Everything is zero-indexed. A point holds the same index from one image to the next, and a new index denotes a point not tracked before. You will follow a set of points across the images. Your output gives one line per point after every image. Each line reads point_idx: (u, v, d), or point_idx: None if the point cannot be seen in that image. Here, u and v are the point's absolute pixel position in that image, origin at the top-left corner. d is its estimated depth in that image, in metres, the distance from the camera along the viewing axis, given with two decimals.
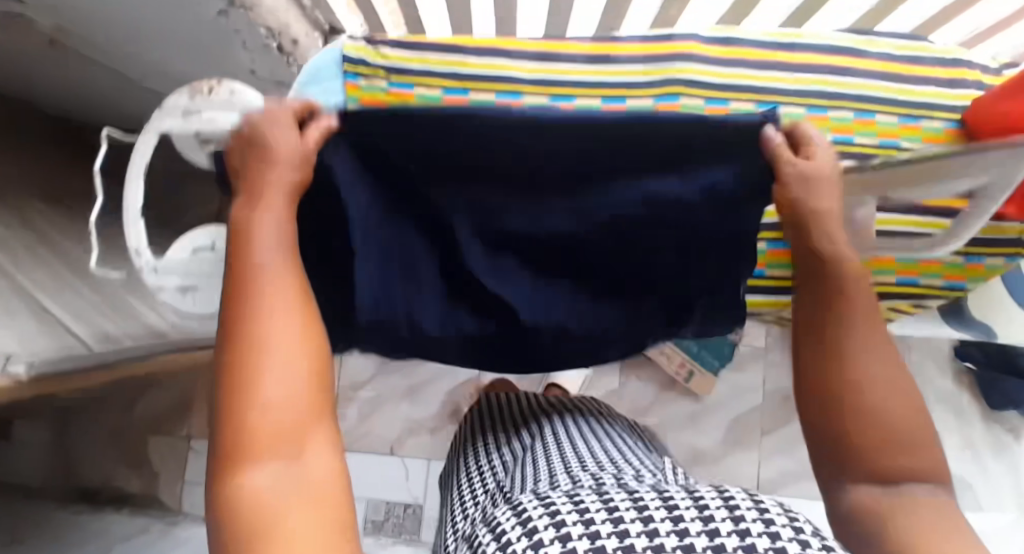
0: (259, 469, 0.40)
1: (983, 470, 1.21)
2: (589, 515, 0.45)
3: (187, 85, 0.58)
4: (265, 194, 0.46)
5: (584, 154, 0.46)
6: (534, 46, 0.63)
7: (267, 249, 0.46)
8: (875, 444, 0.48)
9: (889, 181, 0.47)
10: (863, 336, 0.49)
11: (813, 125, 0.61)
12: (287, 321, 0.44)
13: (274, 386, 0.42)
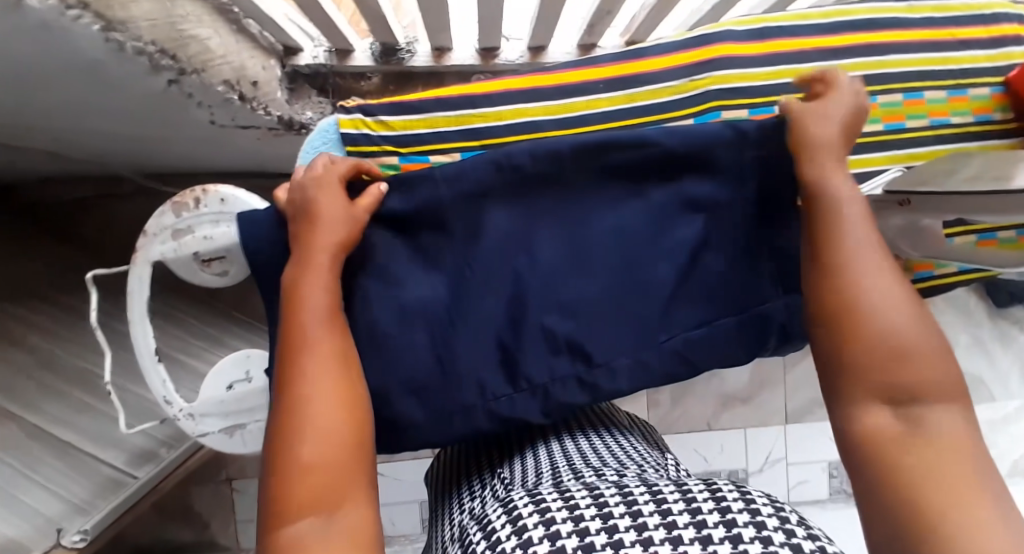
0: (297, 521, 0.36)
1: (987, 363, 1.29)
2: (590, 537, 0.36)
3: (170, 200, 0.50)
4: (312, 247, 0.46)
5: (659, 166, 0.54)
6: (518, 81, 0.55)
7: (314, 307, 0.43)
8: (903, 371, 0.38)
9: (975, 204, 0.46)
10: (863, 255, 0.41)
11: (864, 115, 0.57)
12: (320, 365, 0.41)
13: (308, 438, 0.38)
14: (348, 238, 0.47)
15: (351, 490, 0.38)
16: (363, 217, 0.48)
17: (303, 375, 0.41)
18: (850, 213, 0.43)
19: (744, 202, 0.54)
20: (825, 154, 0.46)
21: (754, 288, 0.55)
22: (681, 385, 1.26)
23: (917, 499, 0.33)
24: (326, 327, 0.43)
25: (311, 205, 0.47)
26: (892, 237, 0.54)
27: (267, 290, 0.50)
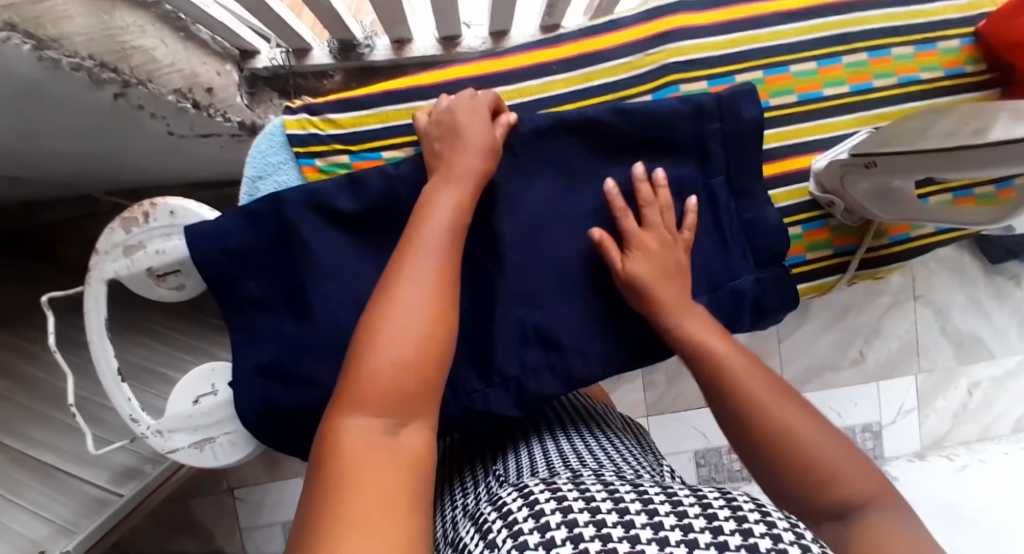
0: (360, 412, 0.33)
1: (983, 320, 1.27)
2: (606, 529, 0.35)
3: (119, 216, 0.49)
4: (451, 164, 0.45)
5: (618, 146, 0.53)
6: (469, 68, 0.53)
7: (442, 218, 0.41)
8: (822, 472, 0.40)
9: (940, 162, 0.44)
10: (744, 369, 0.44)
11: (828, 79, 0.55)
12: (427, 268, 0.38)
13: (395, 338, 0.35)
14: (486, 167, 0.45)
15: (422, 406, 0.35)
16: (495, 151, 0.46)
17: (406, 278, 0.38)
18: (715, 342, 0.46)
19: (711, 177, 0.53)
20: (663, 289, 0.48)
21: (725, 262, 0.53)
22: (676, 364, 1.25)
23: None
24: (446, 237, 0.40)
25: (456, 121, 0.47)
26: (863, 199, 0.52)
27: (224, 301, 0.49)
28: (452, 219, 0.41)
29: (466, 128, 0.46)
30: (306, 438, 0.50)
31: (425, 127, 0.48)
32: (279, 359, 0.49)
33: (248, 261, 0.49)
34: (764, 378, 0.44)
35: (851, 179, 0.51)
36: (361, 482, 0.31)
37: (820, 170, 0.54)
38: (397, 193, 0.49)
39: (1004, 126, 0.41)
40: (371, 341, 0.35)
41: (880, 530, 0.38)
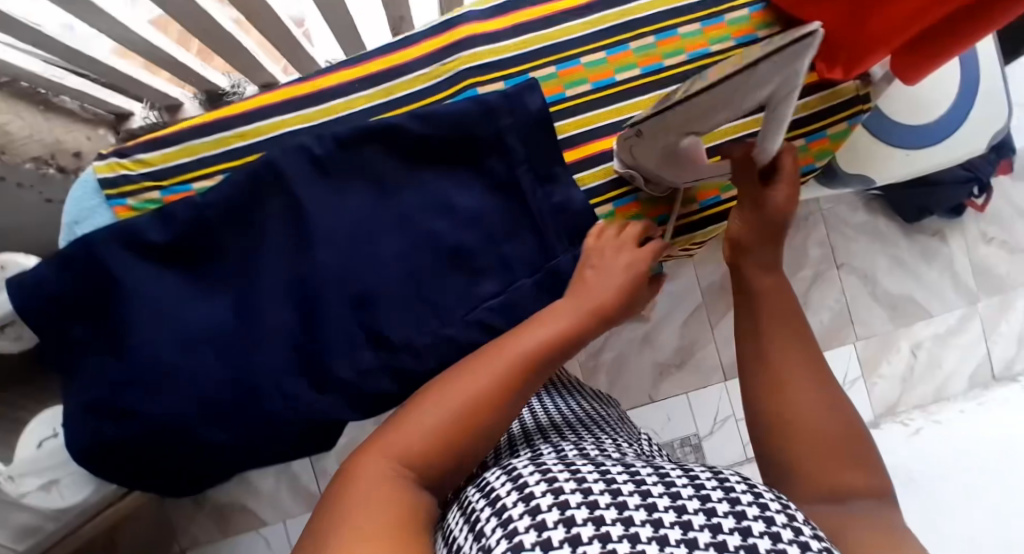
0: (383, 458, 0.40)
1: (913, 278, 1.28)
2: (603, 514, 0.36)
3: None
4: (590, 289, 0.50)
5: (422, 151, 0.56)
6: (272, 98, 0.57)
7: (531, 333, 0.47)
8: (820, 448, 0.45)
9: (692, 113, 0.47)
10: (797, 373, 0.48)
11: (618, 65, 0.58)
12: (490, 371, 0.45)
13: (450, 415, 0.42)
14: (618, 300, 0.50)
15: (435, 468, 0.41)
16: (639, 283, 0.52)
17: (472, 371, 0.45)
18: (762, 281, 0.53)
19: (514, 167, 0.56)
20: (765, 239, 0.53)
21: (541, 247, 0.56)
22: (613, 365, 1.26)
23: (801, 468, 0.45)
24: (533, 350, 0.46)
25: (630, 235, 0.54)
26: (656, 167, 0.54)
27: (53, 345, 0.52)
28: (559, 341, 0.47)
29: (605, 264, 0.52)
30: (152, 463, 0.53)
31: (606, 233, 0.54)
32: (107, 393, 0.51)
33: (69, 304, 0.52)
34: (784, 324, 0.50)
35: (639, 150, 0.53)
36: (360, 507, 0.36)
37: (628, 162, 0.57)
38: (207, 220, 0.53)
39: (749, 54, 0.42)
40: (413, 416, 0.42)
41: (863, 521, 0.41)
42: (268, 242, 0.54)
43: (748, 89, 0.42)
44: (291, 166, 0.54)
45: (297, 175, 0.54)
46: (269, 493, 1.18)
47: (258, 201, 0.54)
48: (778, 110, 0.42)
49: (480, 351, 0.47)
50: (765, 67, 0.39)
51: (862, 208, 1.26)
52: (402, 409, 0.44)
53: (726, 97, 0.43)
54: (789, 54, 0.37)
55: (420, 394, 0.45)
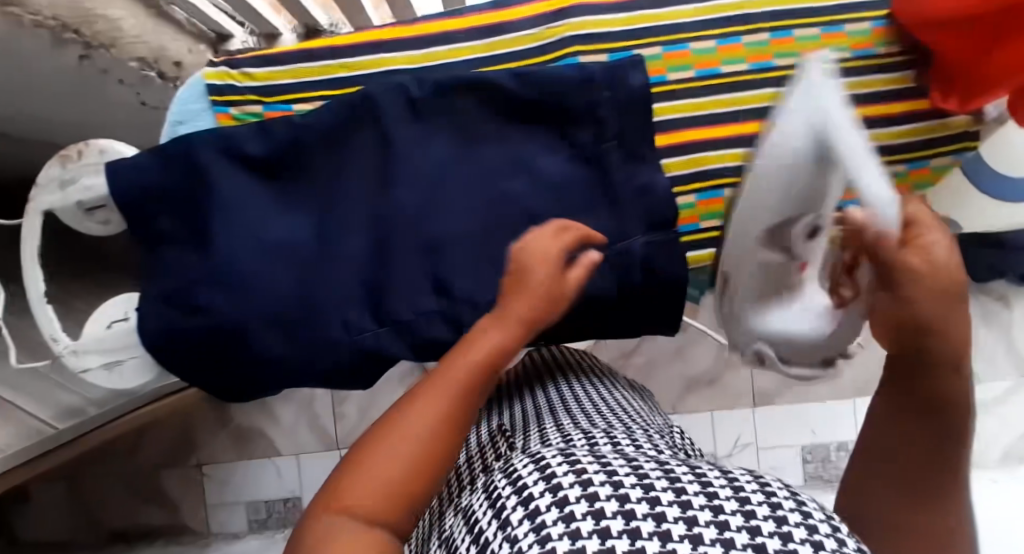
0: (337, 513, 0.37)
1: (969, 338, 1.25)
2: (576, 523, 0.35)
3: (58, 154, 0.56)
4: (519, 299, 0.47)
5: (514, 110, 0.55)
6: (377, 34, 0.57)
7: (477, 353, 0.45)
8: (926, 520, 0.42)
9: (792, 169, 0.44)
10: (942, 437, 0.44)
11: (727, 56, 0.58)
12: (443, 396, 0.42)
13: (401, 454, 0.39)
14: (541, 320, 0.47)
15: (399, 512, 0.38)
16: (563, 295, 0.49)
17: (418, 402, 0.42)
18: (948, 388, 0.44)
19: (602, 141, 0.55)
20: (938, 311, 0.44)
21: (615, 225, 0.55)
22: (645, 368, 1.26)
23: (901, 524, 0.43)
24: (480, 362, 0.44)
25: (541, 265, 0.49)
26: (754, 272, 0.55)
27: (139, 233, 0.55)
28: (494, 353, 0.45)
29: (529, 258, 0.48)
30: (207, 363, 0.55)
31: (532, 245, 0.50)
32: (180, 288, 0.52)
33: (162, 198, 0.54)
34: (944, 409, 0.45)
35: (748, 270, 0.55)
36: None
37: (752, 256, 0.53)
38: (302, 141, 0.54)
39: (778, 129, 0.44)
40: (366, 466, 0.39)
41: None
42: (350, 175, 0.55)
43: (785, 154, 0.43)
44: (384, 103, 0.54)
45: (391, 112, 0.55)
46: (288, 427, 1.23)
47: (349, 130, 0.55)
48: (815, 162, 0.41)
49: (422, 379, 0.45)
50: (778, 127, 0.43)
51: None
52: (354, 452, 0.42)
53: (766, 185, 0.47)
54: (777, 107, 0.44)
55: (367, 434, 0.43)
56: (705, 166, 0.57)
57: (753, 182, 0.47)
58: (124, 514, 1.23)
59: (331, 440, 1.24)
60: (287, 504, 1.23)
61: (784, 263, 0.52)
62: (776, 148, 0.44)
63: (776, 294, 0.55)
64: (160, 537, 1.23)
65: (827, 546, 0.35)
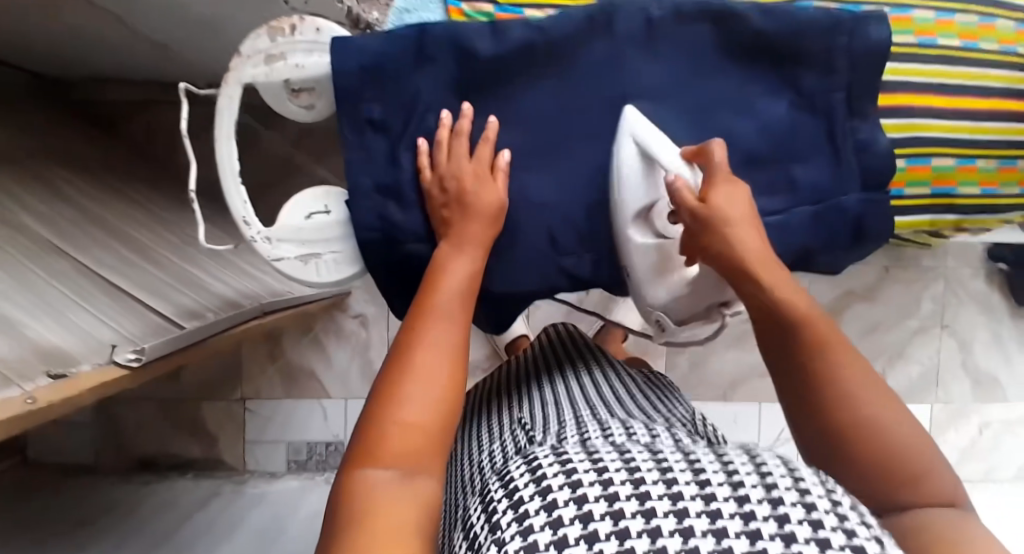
0: (373, 470, 0.40)
1: (1007, 358, 1.30)
2: (588, 505, 0.37)
3: (267, 24, 0.51)
4: (467, 215, 0.49)
5: (748, 48, 0.54)
6: None
7: (451, 297, 0.48)
8: (882, 468, 0.44)
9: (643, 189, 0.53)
10: (861, 387, 0.46)
11: (942, 30, 0.57)
12: (441, 336, 0.46)
13: (423, 402, 0.43)
14: (497, 230, 0.51)
15: (428, 466, 0.42)
16: (502, 214, 0.51)
17: (424, 343, 0.46)
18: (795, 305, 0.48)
19: (832, 90, 0.54)
20: (758, 262, 0.49)
21: (832, 179, 0.56)
22: (701, 350, 1.29)
23: (861, 470, 0.45)
24: (460, 306, 0.48)
25: (468, 200, 0.49)
26: (646, 279, 0.57)
27: (346, 121, 0.51)
28: (467, 282, 0.49)
29: (462, 181, 0.49)
30: (406, 268, 0.54)
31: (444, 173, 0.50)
32: (402, 182, 0.52)
33: (383, 86, 0.51)
34: (824, 350, 0.47)
35: (637, 257, 0.55)
36: (370, 520, 0.37)
37: (638, 245, 0.55)
38: (535, 45, 0.52)
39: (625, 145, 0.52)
40: (392, 420, 0.42)
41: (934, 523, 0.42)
42: (573, 93, 0.54)
43: (622, 170, 0.52)
44: (625, 19, 0.52)
45: (628, 30, 0.53)
46: (340, 369, 1.20)
47: (578, 46, 0.53)
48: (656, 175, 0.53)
49: (405, 332, 0.47)
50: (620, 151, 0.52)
51: (982, 276, 1.28)
52: (366, 409, 0.44)
53: (634, 182, 0.52)
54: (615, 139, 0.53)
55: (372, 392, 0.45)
56: (918, 133, 0.57)
57: (616, 186, 0.53)
58: (154, 442, 1.19)
59: None
60: (329, 447, 1.20)
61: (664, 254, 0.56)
62: (629, 162, 0.52)
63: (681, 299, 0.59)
64: (192, 470, 1.19)
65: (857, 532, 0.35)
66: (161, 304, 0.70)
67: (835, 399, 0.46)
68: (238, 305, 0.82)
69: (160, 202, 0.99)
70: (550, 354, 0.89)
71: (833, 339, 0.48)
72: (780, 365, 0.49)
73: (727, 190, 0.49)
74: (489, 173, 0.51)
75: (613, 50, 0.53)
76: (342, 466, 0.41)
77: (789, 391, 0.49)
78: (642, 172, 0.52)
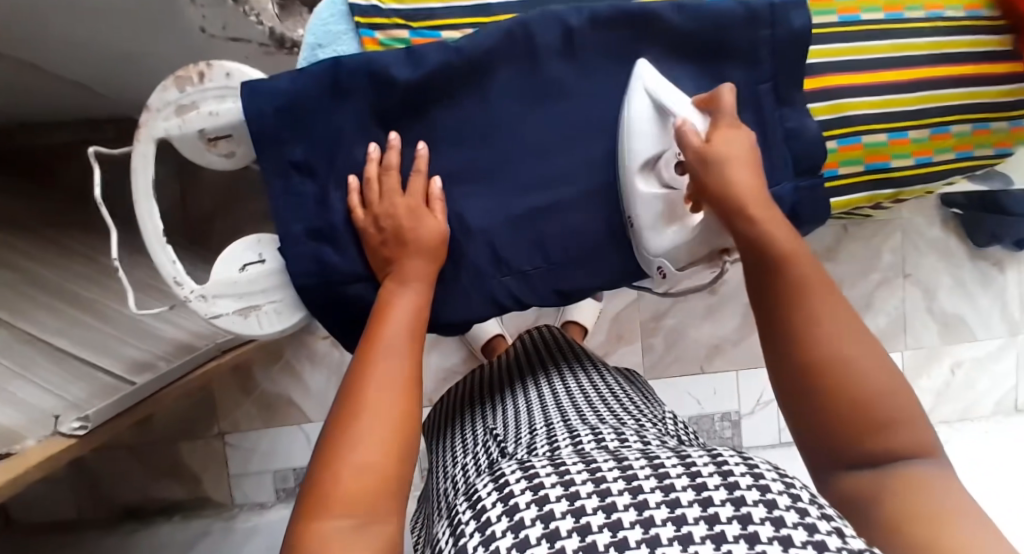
0: (333, 516, 0.37)
1: (970, 300, 1.33)
2: (554, 523, 0.36)
3: (173, 74, 0.49)
4: (404, 248, 0.49)
5: (673, 46, 0.54)
6: None
7: (395, 330, 0.47)
8: (858, 414, 0.43)
9: (657, 136, 0.52)
10: (835, 324, 0.45)
11: (866, 4, 0.58)
12: (390, 365, 0.45)
13: (375, 438, 0.41)
14: (439, 260, 0.50)
15: (389, 506, 0.40)
16: (444, 245, 0.50)
17: (373, 376, 0.44)
18: (769, 241, 0.48)
19: (756, 83, 0.54)
20: (751, 201, 0.48)
21: (766, 168, 0.55)
22: (675, 328, 1.30)
23: (849, 416, 0.43)
24: (407, 335, 0.47)
25: (407, 237, 0.49)
26: (649, 232, 0.54)
27: (268, 166, 0.50)
28: (412, 316, 0.48)
29: (397, 218, 0.49)
30: (347, 308, 0.52)
31: (375, 205, 0.49)
32: (332, 223, 0.50)
33: (302, 126, 0.50)
34: (817, 291, 0.46)
35: (644, 206, 0.53)
36: None
37: (645, 194, 0.53)
38: (454, 67, 0.50)
39: (634, 97, 0.52)
40: (346, 457, 0.40)
41: (925, 481, 0.40)
42: (497, 110, 0.53)
43: (626, 125, 0.52)
44: (543, 32, 0.51)
45: (545, 44, 0.52)
46: (318, 392, 1.19)
47: (499, 64, 0.52)
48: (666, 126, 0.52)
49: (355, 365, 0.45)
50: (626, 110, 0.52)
51: (937, 223, 1.30)
52: (317, 449, 0.42)
53: (646, 127, 0.52)
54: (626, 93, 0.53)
55: (322, 431, 0.43)
56: (846, 113, 0.57)
57: (625, 135, 0.52)
58: (138, 487, 1.18)
59: None
60: None
61: (668, 197, 0.54)
62: (640, 113, 0.51)
63: (699, 253, 0.56)
64: (179, 511, 1.18)
65: (821, 528, 0.34)
66: (111, 360, 0.68)
67: (821, 337, 0.45)
68: (196, 347, 0.81)
69: (105, 246, 0.96)
70: (526, 352, 0.90)
71: (812, 274, 0.47)
72: (758, 292, 0.49)
73: (733, 131, 0.50)
74: (427, 210, 0.50)
75: (530, 70, 0.52)
76: (297, 516, 0.39)
77: (767, 322, 0.48)
78: (652, 120, 0.52)
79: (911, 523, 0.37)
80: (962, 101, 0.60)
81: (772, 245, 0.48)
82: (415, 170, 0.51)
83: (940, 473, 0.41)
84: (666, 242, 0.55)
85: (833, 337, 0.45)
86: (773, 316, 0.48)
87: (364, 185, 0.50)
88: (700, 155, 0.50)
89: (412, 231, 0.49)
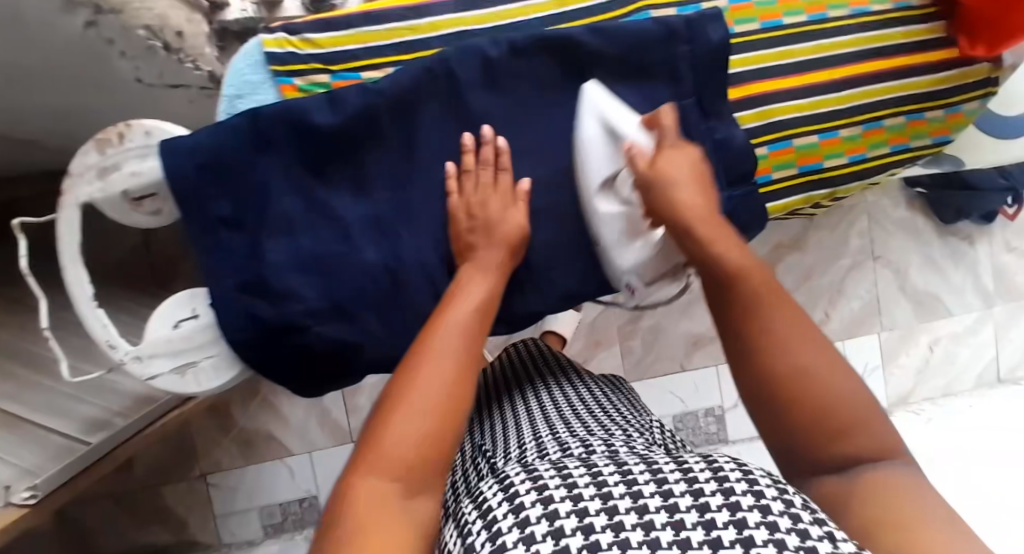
0: (377, 482, 0.37)
1: (943, 277, 1.34)
2: (559, 521, 0.34)
3: (92, 137, 0.48)
4: (489, 228, 0.50)
5: (597, 67, 0.54)
6: None
7: (463, 313, 0.47)
8: (821, 420, 0.42)
9: (605, 160, 0.54)
10: (797, 332, 0.44)
11: (788, 8, 0.58)
12: (451, 346, 0.45)
13: (428, 412, 0.41)
14: (517, 251, 0.51)
15: (430, 485, 0.40)
16: (521, 243, 0.51)
17: (434, 352, 0.44)
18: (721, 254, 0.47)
19: (681, 99, 0.55)
20: (696, 218, 0.49)
21: None
22: (652, 330, 1.30)
23: (810, 424, 0.42)
24: (473, 318, 0.47)
25: (493, 225, 0.50)
26: (611, 252, 0.56)
27: (194, 223, 0.49)
28: (479, 305, 0.48)
29: (490, 209, 0.51)
30: (289, 357, 0.52)
31: (465, 189, 0.52)
32: (264, 276, 0.49)
33: (225, 180, 0.49)
34: (774, 301, 0.45)
35: (605, 226, 0.55)
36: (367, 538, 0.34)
37: (604, 213, 0.54)
38: (376, 108, 0.50)
39: (586, 120, 0.53)
40: (399, 425, 0.40)
41: (885, 483, 0.39)
42: (427, 145, 0.53)
43: (582, 148, 0.53)
44: (464, 65, 0.52)
45: (466, 77, 0.52)
46: (299, 425, 1.18)
47: (422, 100, 0.52)
48: (609, 150, 0.54)
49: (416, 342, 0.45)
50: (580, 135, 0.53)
51: (903, 204, 1.30)
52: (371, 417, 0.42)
53: (597, 151, 0.53)
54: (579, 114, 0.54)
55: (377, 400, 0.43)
56: (773, 118, 0.58)
57: (579, 159, 0.54)
58: (123, 535, 1.16)
59: (346, 432, 1.19)
60: (304, 503, 1.19)
61: (626, 215, 0.55)
62: (593, 139, 0.53)
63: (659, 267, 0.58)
64: None
65: (814, 534, 0.33)
66: (66, 421, 0.67)
67: (777, 344, 0.43)
68: (159, 397, 0.80)
69: None
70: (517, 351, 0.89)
71: (769, 284, 0.46)
72: (712, 303, 0.48)
73: (671, 150, 0.51)
74: (517, 202, 0.52)
75: (455, 105, 0.53)
76: (339, 481, 0.39)
77: (727, 331, 0.47)
78: (604, 143, 0.53)
79: (883, 528, 0.36)
80: (891, 95, 0.61)
81: (720, 262, 0.47)
82: (498, 159, 0.52)
83: (902, 475, 0.40)
84: (628, 260, 0.57)
85: (790, 345, 0.43)
86: (732, 325, 0.46)
87: (457, 168, 0.52)
88: (646, 178, 0.51)
89: (489, 220, 0.50)
